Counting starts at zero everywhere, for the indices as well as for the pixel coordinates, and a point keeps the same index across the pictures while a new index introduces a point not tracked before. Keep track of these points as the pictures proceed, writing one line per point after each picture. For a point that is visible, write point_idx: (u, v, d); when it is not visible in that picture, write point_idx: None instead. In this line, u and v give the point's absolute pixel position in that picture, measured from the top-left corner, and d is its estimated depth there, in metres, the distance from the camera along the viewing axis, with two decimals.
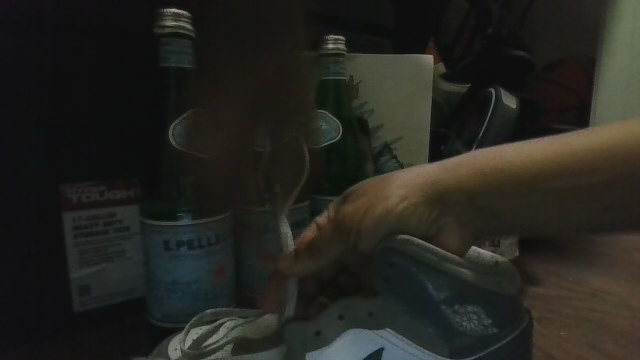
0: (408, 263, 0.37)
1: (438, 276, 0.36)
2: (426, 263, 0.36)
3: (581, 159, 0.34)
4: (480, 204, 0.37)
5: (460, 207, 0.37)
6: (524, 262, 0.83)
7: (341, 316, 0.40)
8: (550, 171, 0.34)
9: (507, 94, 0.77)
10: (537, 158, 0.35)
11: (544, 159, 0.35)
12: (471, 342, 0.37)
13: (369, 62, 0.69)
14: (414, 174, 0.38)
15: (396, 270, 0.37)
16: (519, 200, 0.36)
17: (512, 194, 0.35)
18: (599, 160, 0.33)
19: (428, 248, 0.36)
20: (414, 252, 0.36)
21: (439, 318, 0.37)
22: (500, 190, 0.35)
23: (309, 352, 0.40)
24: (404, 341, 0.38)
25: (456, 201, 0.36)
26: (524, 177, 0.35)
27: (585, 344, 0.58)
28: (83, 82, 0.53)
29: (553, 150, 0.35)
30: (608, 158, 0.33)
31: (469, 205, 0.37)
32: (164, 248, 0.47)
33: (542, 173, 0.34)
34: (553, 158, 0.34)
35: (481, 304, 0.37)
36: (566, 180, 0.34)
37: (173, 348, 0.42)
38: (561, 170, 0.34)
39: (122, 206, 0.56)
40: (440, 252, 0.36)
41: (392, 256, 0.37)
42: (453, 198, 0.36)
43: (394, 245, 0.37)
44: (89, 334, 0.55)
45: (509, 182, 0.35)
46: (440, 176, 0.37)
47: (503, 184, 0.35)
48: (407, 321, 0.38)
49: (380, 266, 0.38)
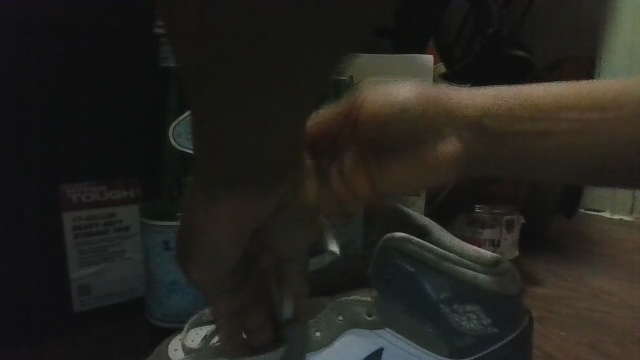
0: (403, 260, 0.39)
1: (437, 276, 0.38)
2: (425, 262, 0.39)
3: (573, 103, 0.38)
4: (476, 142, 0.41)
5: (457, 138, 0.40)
6: (524, 262, 0.83)
7: (341, 315, 0.41)
8: (545, 107, 0.39)
9: None
10: (537, 97, 0.39)
11: (535, 100, 0.39)
12: (470, 341, 0.39)
13: (370, 63, 0.68)
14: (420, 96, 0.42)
15: (397, 269, 0.39)
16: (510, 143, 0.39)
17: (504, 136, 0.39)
18: (590, 103, 0.38)
19: (426, 247, 0.39)
20: (412, 250, 0.39)
21: (439, 317, 0.39)
22: (493, 120, 0.39)
23: (309, 353, 0.40)
24: (403, 341, 0.40)
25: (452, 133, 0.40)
26: (521, 102, 0.39)
27: (584, 344, 0.58)
28: (83, 82, 0.53)
29: (552, 93, 0.39)
30: (602, 105, 0.38)
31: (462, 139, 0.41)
32: (163, 248, 0.48)
33: (536, 110, 0.39)
34: (552, 103, 0.39)
35: (479, 305, 0.38)
36: (555, 120, 0.38)
37: (174, 347, 0.42)
38: (552, 111, 0.38)
39: (122, 206, 0.56)
40: (439, 251, 0.39)
41: (392, 255, 0.39)
42: (445, 121, 0.41)
43: (391, 244, 0.39)
44: (90, 334, 0.55)
45: (502, 109, 0.39)
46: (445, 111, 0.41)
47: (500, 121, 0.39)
48: (407, 322, 0.40)
49: (380, 266, 0.40)
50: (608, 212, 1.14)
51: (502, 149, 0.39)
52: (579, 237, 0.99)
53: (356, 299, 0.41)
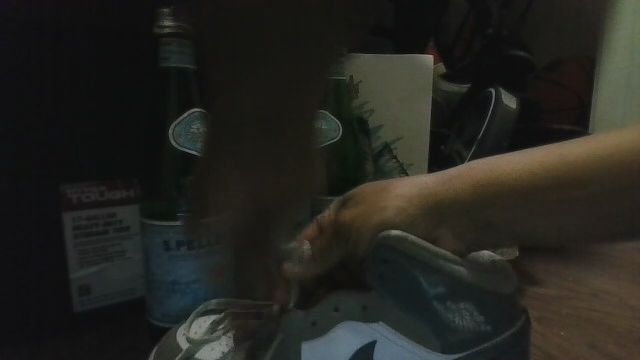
0: (397, 259, 0.37)
1: (433, 273, 0.37)
2: (421, 260, 0.37)
3: (578, 169, 0.34)
4: (475, 214, 0.36)
5: (455, 217, 0.37)
6: (525, 262, 0.83)
7: (337, 308, 0.40)
8: (548, 178, 0.34)
9: (507, 94, 0.77)
10: (535, 167, 0.35)
11: (529, 171, 0.35)
12: (463, 338, 0.38)
13: (371, 61, 0.68)
14: (410, 184, 0.38)
15: (389, 266, 0.37)
16: (518, 208, 0.35)
17: (510, 205, 0.35)
18: (604, 166, 0.33)
19: (420, 245, 0.36)
20: (403, 247, 0.37)
21: (433, 315, 0.38)
22: (497, 199, 0.35)
23: (304, 342, 0.41)
24: (394, 335, 0.39)
25: (450, 210, 0.37)
26: (514, 181, 0.35)
27: (584, 344, 0.58)
28: (83, 82, 0.53)
29: (552, 160, 0.34)
30: (604, 168, 0.33)
31: (464, 215, 0.37)
32: (163, 248, 0.48)
33: (542, 187, 0.34)
34: (550, 172, 0.34)
35: (473, 302, 0.37)
36: (564, 186, 0.34)
37: (181, 334, 0.45)
38: (559, 181, 0.34)
39: (122, 206, 0.56)
40: (432, 249, 0.36)
41: (389, 255, 0.37)
42: (452, 208, 0.37)
43: (387, 241, 0.37)
44: (90, 334, 0.55)
45: (499, 189, 0.35)
46: (440, 190, 0.37)
47: (500, 193, 0.35)
48: (399, 318, 0.39)
49: (373, 261, 0.37)
50: None
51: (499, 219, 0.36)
52: None
53: (347, 293, 0.40)
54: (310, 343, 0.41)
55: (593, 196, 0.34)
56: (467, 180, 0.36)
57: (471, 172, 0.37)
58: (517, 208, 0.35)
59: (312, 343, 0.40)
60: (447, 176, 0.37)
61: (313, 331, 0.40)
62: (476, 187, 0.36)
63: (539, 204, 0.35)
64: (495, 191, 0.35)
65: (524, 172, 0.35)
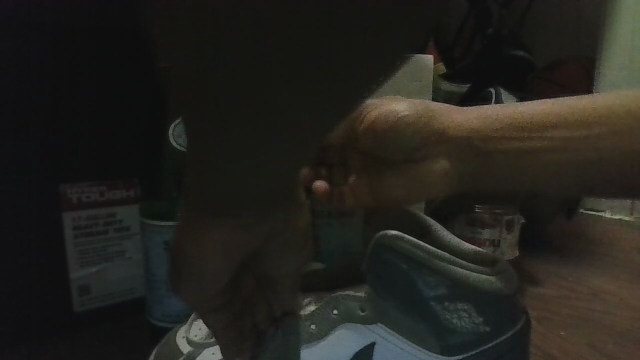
0: (394, 258, 0.39)
1: (430, 273, 0.38)
2: (418, 260, 0.38)
3: (567, 122, 0.39)
4: (478, 149, 0.43)
5: (456, 145, 0.44)
6: (525, 262, 0.83)
7: (336, 309, 0.42)
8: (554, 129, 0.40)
9: (507, 94, 0.77)
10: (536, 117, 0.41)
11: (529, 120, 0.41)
12: (462, 340, 0.38)
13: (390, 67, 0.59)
14: (417, 104, 0.47)
15: (387, 266, 0.39)
16: (512, 154, 0.40)
17: (506, 152, 0.41)
18: (592, 118, 0.38)
19: (416, 244, 0.38)
20: (401, 247, 0.38)
21: (432, 316, 0.38)
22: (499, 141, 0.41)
23: (306, 345, 0.41)
24: (394, 336, 0.40)
25: (454, 141, 0.44)
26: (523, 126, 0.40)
27: (584, 344, 0.58)
28: (83, 82, 0.53)
29: (551, 109, 0.40)
30: (603, 116, 0.38)
31: (466, 146, 0.44)
32: (163, 247, 0.48)
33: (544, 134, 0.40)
34: (540, 117, 0.40)
35: (472, 304, 0.37)
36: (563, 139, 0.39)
37: (181, 335, 0.45)
38: (545, 124, 0.40)
39: (122, 206, 0.57)
40: (426, 247, 0.38)
41: (386, 254, 0.39)
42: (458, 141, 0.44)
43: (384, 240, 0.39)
44: (89, 334, 0.55)
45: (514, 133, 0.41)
46: (437, 117, 0.46)
47: (493, 127, 0.42)
48: (398, 318, 0.40)
49: (371, 261, 0.40)
50: (609, 211, 1.15)
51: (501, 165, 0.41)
52: (579, 237, 0.99)
53: (349, 295, 0.42)
54: (312, 346, 0.41)
55: (563, 147, 0.39)
56: (480, 121, 0.43)
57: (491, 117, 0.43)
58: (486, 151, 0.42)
59: (313, 345, 0.41)
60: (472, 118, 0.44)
61: (314, 333, 0.41)
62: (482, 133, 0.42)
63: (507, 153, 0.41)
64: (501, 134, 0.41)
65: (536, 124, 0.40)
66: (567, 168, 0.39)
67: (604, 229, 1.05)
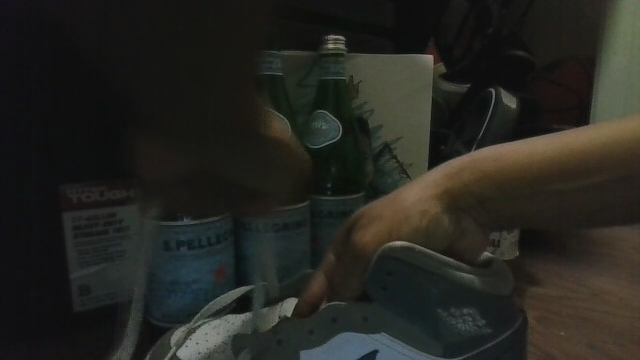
0: (399, 268, 0.37)
1: (438, 282, 0.37)
2: (424, 268, 0.37)
3: (582, 159, 0.36)
4: (488, 205, 0.39)
5: (471, 209, 0.39)
6: (525, 262, 0.83)
7: (335, 318, 0.40)
8: (548, 172, 0.37)
9: (507, 94, 0.77)
10: (520, 159, 0.37)
11: (511, 167, 0.37)
12: (464, 342, 0.39)
13: (370, 62, 0.70)
14: (420, 185, 0.40)
15: (395, 278, 0.38)
16: (533, 201, 0.38)
17: (527, 198, 0.38)
18: (595, 155, 0.36)
19: (426, 253, 0.37)
20: (413, 257, 0.37)
21: (438, 322, 0.38)
22: (499, 190, 0.38)
23: (303, 350, 0.41)
24: (391, 341, 0.40)
25: (466, 206, 0.39)
26: (526, 176, 0.37)
27: (584, 344, 0.58)
28: None
29: (553, 152, 0.37)
30: (607, 155, 0.36)
31: (476, 204, 0.39)
32: (164, 247, 0.48)
33: (539, 177, 0.37)
34: (553, 162, 0.37)
35: (477, 308, 0.38)
36: (565, 180, 0.37)
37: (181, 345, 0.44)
38: (560, 175, 0.37)
39: (120, 206, 0.56)
40: (439, 258, 0.37)
41: (392, 266, 0.37)
42: (465, 203, 0.39)
43: (394, 253, 0.37)
44: (88, 335, 0.57)
45: (511, 183, 0.37)
46: (448, 183, 0.39)
47: (506, 185, 0.38)
48: (400, 326, 0.39)
49: (375, 275, 0.38)
50: None
51: (504, 208, 0.39)
52: (580, 237, 0.99)
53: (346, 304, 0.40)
54: (311, 350, 0.41)
55: (579, 188, 0.37)
56: (491, 164, 0.38)
57: (468, 162, 0.39)
58: (508, 203, 0.38)
59: (313, 351, 0.41)
60: (448, 171, 0.40)
61: (311, 340, 0.41)
62: (467, 184, 0.38)
63: (543, 196, 0.37)
64: (496, 185, 0.38)
65: (524, 163, 0.37)
66: (571, 206, 0.37)
67: (604, 228, 1.06)
